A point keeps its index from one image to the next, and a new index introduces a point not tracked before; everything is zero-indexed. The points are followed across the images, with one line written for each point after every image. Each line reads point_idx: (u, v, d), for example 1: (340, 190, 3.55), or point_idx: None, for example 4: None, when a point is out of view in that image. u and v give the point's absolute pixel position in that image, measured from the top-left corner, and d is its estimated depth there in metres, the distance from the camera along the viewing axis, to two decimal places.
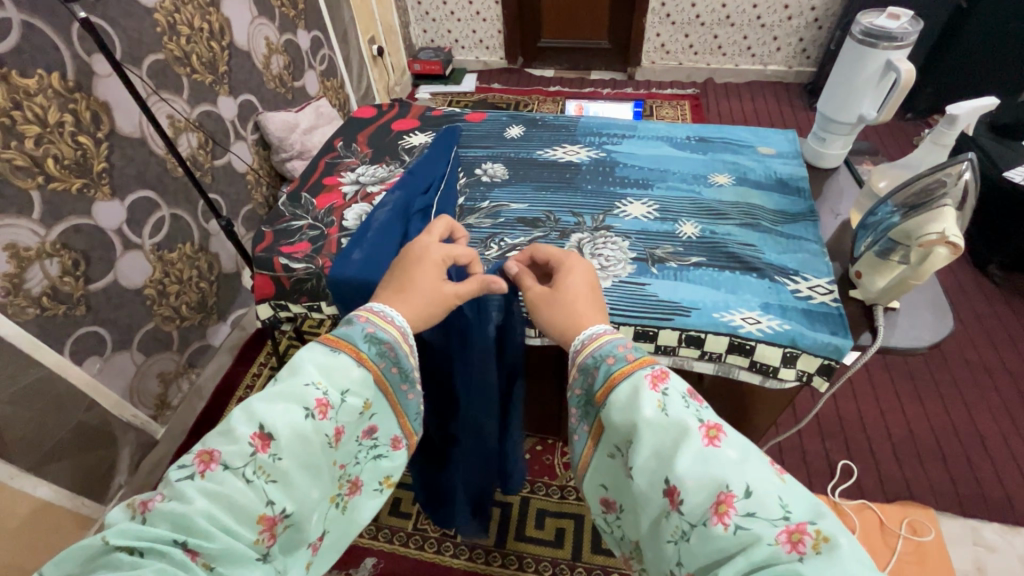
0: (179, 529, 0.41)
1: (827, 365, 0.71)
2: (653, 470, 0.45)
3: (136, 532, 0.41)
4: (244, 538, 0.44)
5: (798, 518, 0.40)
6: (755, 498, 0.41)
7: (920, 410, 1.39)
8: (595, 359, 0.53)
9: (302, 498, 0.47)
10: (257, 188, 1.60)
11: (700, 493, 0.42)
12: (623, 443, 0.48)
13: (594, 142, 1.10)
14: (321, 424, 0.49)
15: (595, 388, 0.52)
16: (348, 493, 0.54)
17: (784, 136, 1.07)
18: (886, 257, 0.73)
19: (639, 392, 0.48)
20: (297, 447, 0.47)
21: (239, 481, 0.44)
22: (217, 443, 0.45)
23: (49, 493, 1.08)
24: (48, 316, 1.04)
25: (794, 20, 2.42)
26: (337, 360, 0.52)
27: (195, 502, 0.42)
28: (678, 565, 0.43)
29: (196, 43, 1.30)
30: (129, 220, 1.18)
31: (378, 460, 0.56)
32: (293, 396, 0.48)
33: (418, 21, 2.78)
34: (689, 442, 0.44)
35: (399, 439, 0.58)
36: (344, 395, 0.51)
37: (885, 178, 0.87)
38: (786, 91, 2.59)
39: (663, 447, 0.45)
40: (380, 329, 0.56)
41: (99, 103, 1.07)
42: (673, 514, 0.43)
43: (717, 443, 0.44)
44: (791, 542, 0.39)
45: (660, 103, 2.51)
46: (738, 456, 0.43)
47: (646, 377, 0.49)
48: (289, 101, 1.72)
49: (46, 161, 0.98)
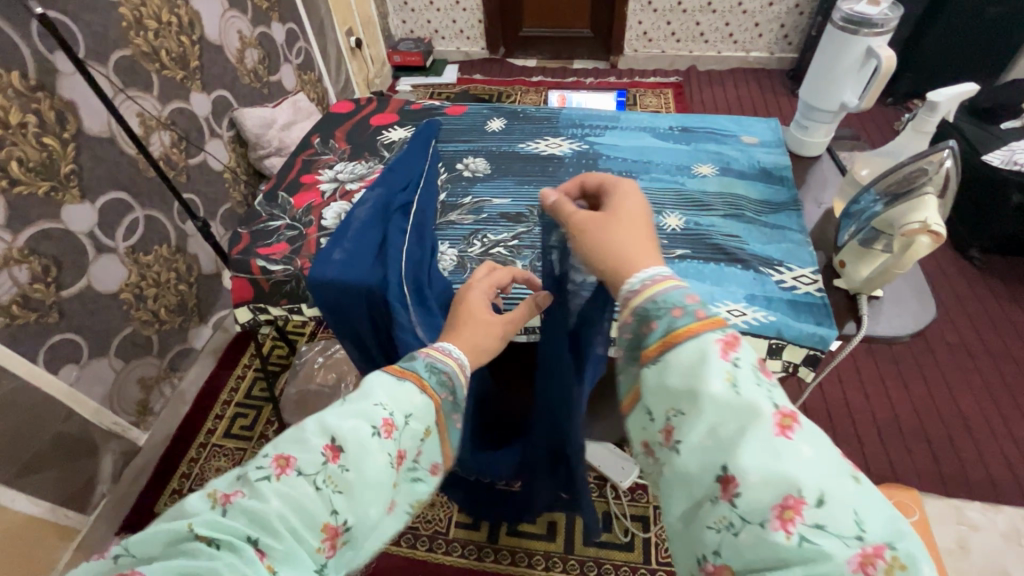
0: (256, 526, 0.37)
1: (812, 355, 0.72)
2: (707, 450, 0.37)
3: (217, 522, 0.37)
4: (307, 545, 0.39)
5: (874, 539, 0.32)
6: (830, 509, 0.32)
7: (905, 393, 1.41)
8: (657, 304, 0.42)
9: (365, 514, 0.43)
10: (235, 186, 1.57)
11: (763, 490, 0.33)
12: (670, 410, 0.40)
13: (576, 134, 1.08)
14: (386, 443, 0.45)
15: (647, 340, 0.42)
16: (385, 523, 0.49)
17: (766, 124, 1.06)
18: (868, 245, 0.73)
19: (705, 359, 0.39)
20: (367, 461, 0.43)
21: (310, 488, 0.40)
22: (293, 448, 0.42)
23: (27, 506, 1.05)
24: (20, 325, 1.00)
25: (775, 6, 2.42)
26: (402, 387, 0.50)
27: (272, 501, 0.39)
28: (713, 553, 0.35)
29: (165, 38, 1.26)
30: (101, 223, 1.14)
31: (417, 490, 0.51)
32: (362, 412, 0.45)
33: (396, 11, 2.72)
34: (758, 428, 0.35)
35: (438, 466, 0.53)
36: (408, 418, 0.48)
37: (867, 166, 0.87)
38: (768, 77, 2.59)
39: (724, 428, 0.36)
40: (437, 360, 0.55)
41: (63, 102, 1.03)
42: (721, 502, 0.35)
43: (792, 435, 0.35)
44: (862, 565, 0.31)
45: (644, 92, 2.50)
46: (816, 455, 0.34)
47: (717, 342, 0.39)
48: (266, 96, 1.68)
49: (10, 163, 0.95)
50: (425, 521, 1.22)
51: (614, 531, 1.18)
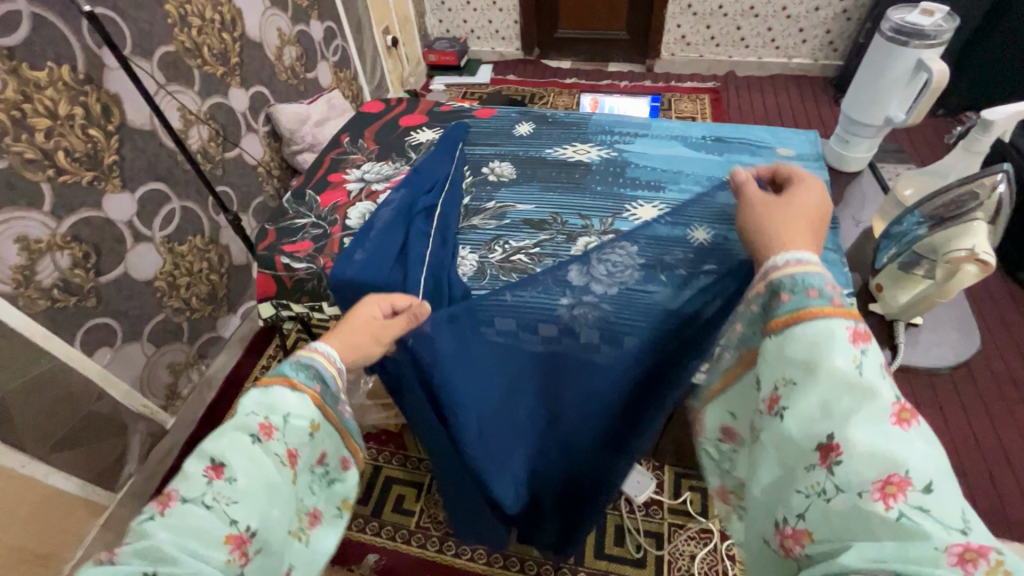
0: (148, 562, 0.38)
1: None
2: (814, 419, 0.39)
3: (104, 572, 0.38)
4: (211, 560, 0.40)
5: (977, 538, 0.33)
6: (933, 498, 0.34)
7: (941, 422, 1.34)
8: (795, 282, 0.44)
9: (265, 515, 0.44)
10: (268, 180, 1.60)
11: (867, 466, 0.36)
12: (780, 379, 0.43)
13: (605, 140, 1.06)
14: (268, 445, 0.46)
15: (776, 313, 0.45)
16: (308, 526, 0.49)
17: (804, 136, 1.02)
18: (910, 270, 0.71)
19: (833, 337, 0.40)
20: (251, 465, 0.44)
21: (198, 509, 0.41)
22: (174, 483, 0.43)
23: (59, 480, 1.10)
24: (60, 308, 1.05)
25: (821, 11, 2.33)
26: (269, 393, 0.49)
27: (158, 534, 0.39)
28: (799, 516, 0.39)
29: (208, 34, 1.29)
30: (140, 213, 1.18)
31: (331, 486, 0.53)
32: (234, 426, 0.46)
33: (433, 11, 2.74)
34: (872, 412, 0.37)
35: (347, 458, 0.54)
36: (287, 418, 0.48)
37: (911, 186, 0.84)
38: (810, 84, 2.51)
39: (837, 404, 0.38)
40: (304, 357, 0.53)
41: (109, 96, 1.07)
42: (817, 469, 0.38)
43: (908, 428, 0.36)
44: (958, 559, 0.32)
45: (679, 97, 2.45)
46: (929, 450, 0.36)
47: (847, 328, 0.41)
48: (302, 93, 1.71)
49: (56, 153, 0.99)
50: (436, 521, 1.23)
51: (627, 546, 1.16)
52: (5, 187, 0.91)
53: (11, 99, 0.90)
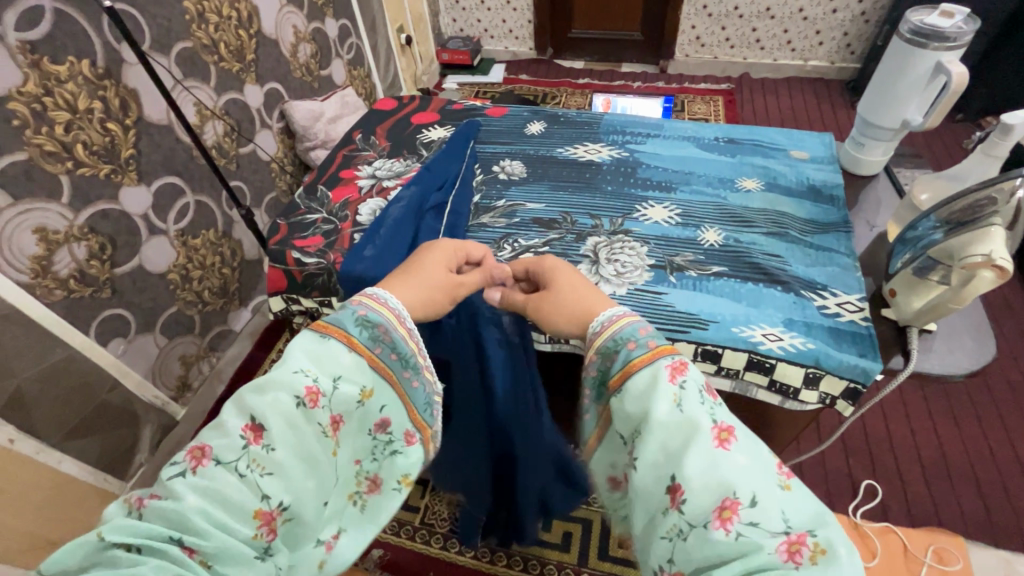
0: (176, 526, 0.39)
1: (853, 389, 0.67)
2: (659, 464, 0.42)
3: (131, 528, 0.39)
4: (240, 533, 0.41)
5: (797, 528, 0.38)
6: (760, 508, 0.38)
7: (955, 431, 1.32)
8: (615, 342, 0.50)
9: (298, 489, 0.44)
10: (281, 176, 1.62)
11: (704, 495, 0.39)
12: (633, 432, 0.46)
13: (617, 140, 1.06)
14: (312, 413, 0.46)
15: (612, 372, 0.49)
16: (366, 492, 0.52)
17: (819, 139, 1.00)
18: (924, 275, 0.68)
19: (655, 382, 0.45)
20: (289, 436, 0.44)
21: (230, 475, 0.42)
22: (210, 438, 0.43)
23: (72, 468, 1.12)
24: (76, 298, 1.06)
25: (839, 13, 2.30)
26: (326, 347, 0.49)
27: (186, 498, 0.40)
28: (668, 561, 0.40)
29: (224, 31, 1.31)
30: (155, 206, 1.20)
31: (393, 458, 0.52)
32: (282, 385, 0.45)
33: (447, 9, 2.74)
34: (698, 442, 0.41)
35: (412, 433, 0.54)
36: (337, 382, 0.48)
37: (927, 191, 0.81)
38: (826, 87, 2.48)
39: (671, 444, 0.42)
40: (371, 311, 0.53)
41: (127, 91, 1.09)
42: (671, 512, 0.41)
43: (728, 447, 0.41)
44: (789, 552, 0.37)
45: (692, 98, 2.43)
46: (750, 463, 0.41)
47: (667, 366, 0.46)
48: (316, 90, 1.73)
49: (75, 146, 1.00)
50: (440, 518, 1.23)
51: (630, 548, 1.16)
52: (25, 178, 0.93)
53: (32, 93, 0.92)
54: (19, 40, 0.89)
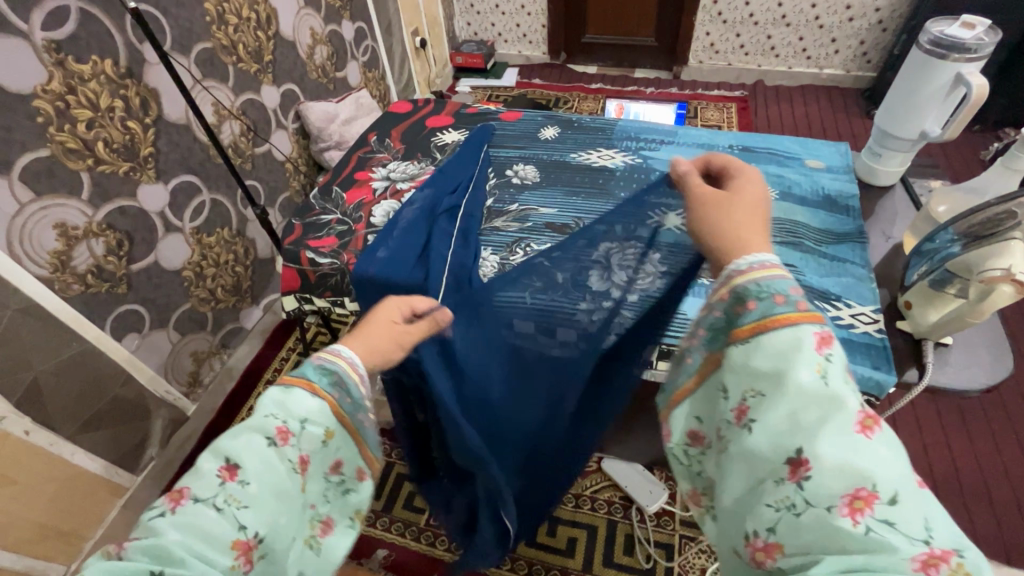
0: (155, 559, 0.38)
1: (865, 401, 0.67)
2: (780, 433, 0.40)
3: (108, 567, 0.38)
4: (218, 565, 0.40)
5: (941, 545, 0.34)
6: (901, 509, 0.35)
7: (968, 448, 1.30)
8: (759, 288, 0.45)
9: (271, 522, 0.44)
10: (295, 176, 1.63)
11: (835, 478, 0.37)
12: (750, 391, 0.43)
13: (631, 146, 1.06)
14: (283, 451, 0.47)
15: (741, 321, 0.46)
16: (320, 533, 0.51)
17: (835, 148, 1.00)
18: (940, 288, 0.68)
19: (796, 347, 0.41)
20: (264, 471, 0.45)
21: (208, 510, 0.42)
22: (186, 481, 0.43)
23: (85, 461, 1.13)
24: (92, 293, 1.08)
25: (855, 22, 2.29)
26: (291, 396, 0.49)
27: (169, 534, 0.40)
28: (769, 529, 0.39)
29: (243, 33, 1.33)
30: (171, 204, 1.22)
31: (346, 496, 0.54)
32: (253, 427, 0.47)
33: (462, 13, 2.76)
34: (839, 423, 0.38)
35: (362, 470, 0.55)
36: (304, 423, 0.49)
37: (945, 202, 0.80)
38: (841, 96, 2.46)
39: (806, 416, 0.39)
40: (329, 361, 0.52)
41: (148, 90, 1.11)
42: (787, 484, 0.39)
43: (871, 436, 0.38)
44: (922, 565, 0.33)
45: (705, 105, 2.42)
46: (893, 459, 0.37)
47: (812, 334, 0.42)
48: (331, 91, 1.75)
49: (96, 144, 1.02)
50: (445, 520, 1.25)
51: (636, 556, 1.15)
52: (46, 175, 0.95)
53: (57, 91, 0.94)
54: (45, 39, 0.92)
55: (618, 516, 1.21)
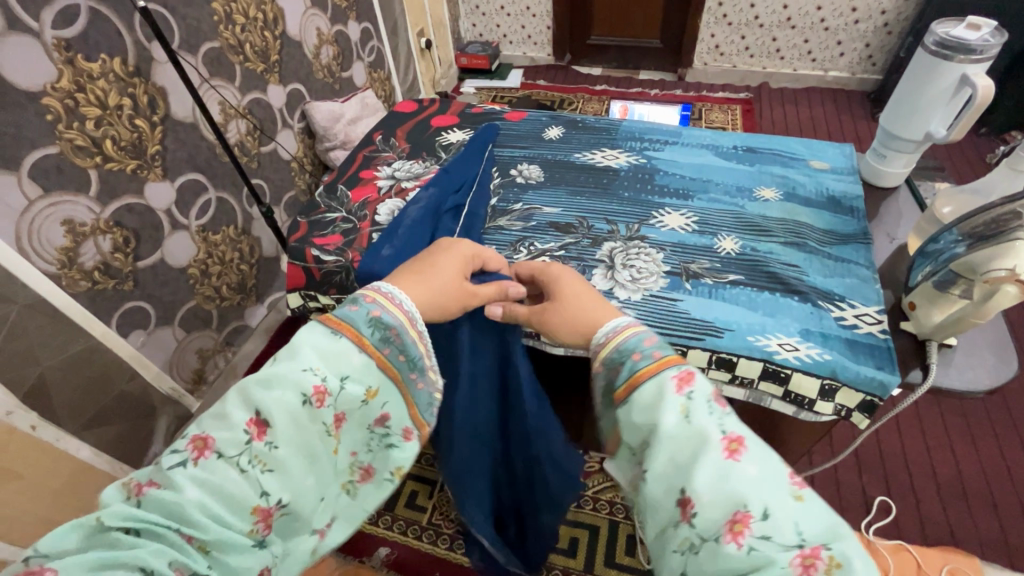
0: (174, 517, 0.40)
1: (869, 402, 0.66)
2: (668, 477, 0.43)
3: (130, 513, 0.40)
4: (237, 528, 0.42)
5: (812, 542, 0.38)
6: (772, 521, 0.38)
7: (972, 450, 1.29)
8: (619, 354, 0.51)
9: (295, 488, 0.46)
10: (301, 175, 1.64)
11: (716, 509, 0.39)
12: (642, 444, 0.46)
13: (635, 147, 1.06)
14: (318, 411, 0.47)
15: (617, 385, 0.50)
16: (359, 479, 0.53)
17: (840, 150, 0.99)
18: (944, 289, 0.67)
19: (662, 394, 0.46)
20: (292, 432, 0.45)
21: (232, 471, 0.43)
22: (212, 430, 0.44)
23: (91, 457, 1.14)
24: (99, 290, 1.09)
25: (861, 24, 2.29)
26: (337, 345, 0.50)
27: (187, 492, 0.41)
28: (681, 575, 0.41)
29: (250, 32, 1.34)
30: (178, 201, 1.23)
31: (390, 451, 0.54)
32: (290, 381, 0.46)
33: (467, 14, 2.78)
34: (708, 454, 0.41)
35: (411, 430, 0.55)
36: (344, 381, 0.49)
37: (950, 204, 0.80)
38: (846, 98, 2.46)
39: (682, 456, 0.43)
40: (384, 312, 0.53)
41: (155, 88, 1.12)
42: (682, 525, 0.41)
43: (738, 458, 0.41)
44: (803, 566, 0.37)
45: (710, 106, 2.42)
46: (761, 473, 0.41)
47: (672, 379, 0.46)
48: (336, 91, 1.76)
49: (104, 141, 1.03)
50: (447, 519, 1.25)
51: (638, 556, 1.15)
52: (54, 171, 0.96)
53: (66, 89, 0.95)
54: (55, 38, 0.93)
55: (620, 516, 1.21)
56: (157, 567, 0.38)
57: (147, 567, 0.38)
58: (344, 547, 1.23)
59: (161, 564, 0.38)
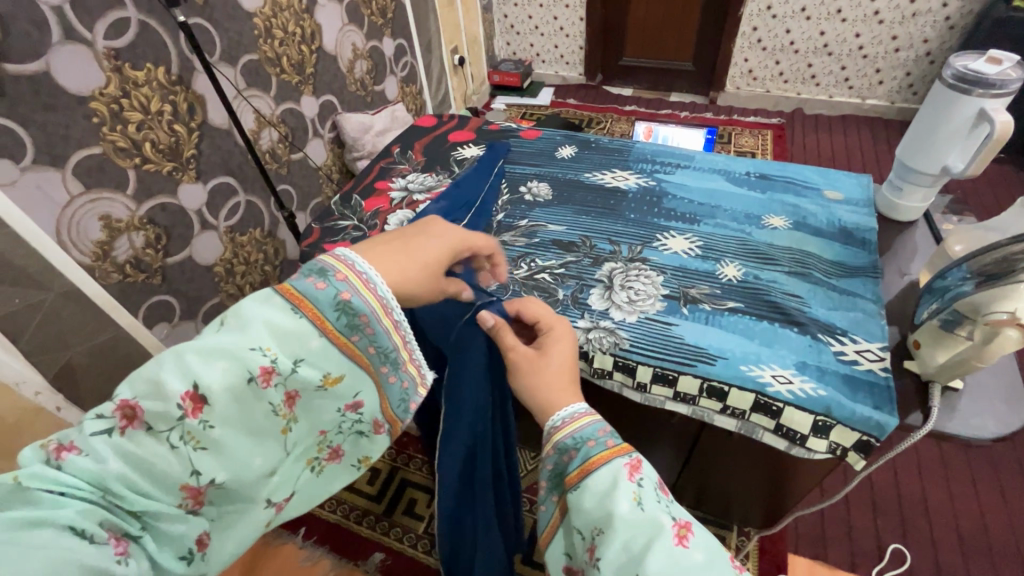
0: (94, 483, 0.43)
1: (865, 441, 0.64)
2: (623, 563, 0.44)
3: (51, 477, 0.42)
4: (164, 501, 0.45)
5: None
6: None
7: (1000, 503, 1.22)
8: (574, 440, 0.54)
9: (233, 466, 0.48)
10: (328, 183, 1.71)
11: None
12: (595, 530, 0.48)
13: (645, 169, 1.06)
14: (263, 392, 0.49)
15: (570, 470, 0.53)
16: (327, 459, 0.58)
17: (857, 180, 0.97)
18: (950, 329, 0.65)
19: (616, 482, 0.49)
20: (231, 415, 0.47)
21: (162, 446, 0.45)
22: (142, 401, 0.45)
23: None
24: (129, 283, 1.14)
25: (901, 53, 2.23)
26: (297, 327, 0.50)
27: (109, 463, 0.43)
28: None
29: (288, 46, 1.41)
30: (208, 203, 1.29)
31: (358, 434, 0.59)
32: (236, 359, 0.47)
33: (503, 33, 2.84)
34: (661, 541, 0.44)
35: (381, 422, 0.60)
36: (297, 364, 0.50)
37: (962, 242, 0.76)
38: (884, 127, 2.39)
39: (634, 543, 0.44)
40: (353, 296, 0.53)
41: (195, 96, 1.19)
42: None
43: (687, 543, 0.44)
44: None
45: (740, 130, 2.40)
46: (708, 560, 0.43)
47: (624, 466, 0.50)
48: (368, 104, 1.83)
49: (144, 144, 1.10)
50: (442, 530, 1.26)
51: None
52: (97, 170, 1.03)
53: (112, 94, 1.02)
54: (106, 48, 1.00)
55: None
56: (83, 524, 0.41)
57: (75, 526, 0.41)
58: (341, 549, 1.24)
59: (89, 523, 0.41)
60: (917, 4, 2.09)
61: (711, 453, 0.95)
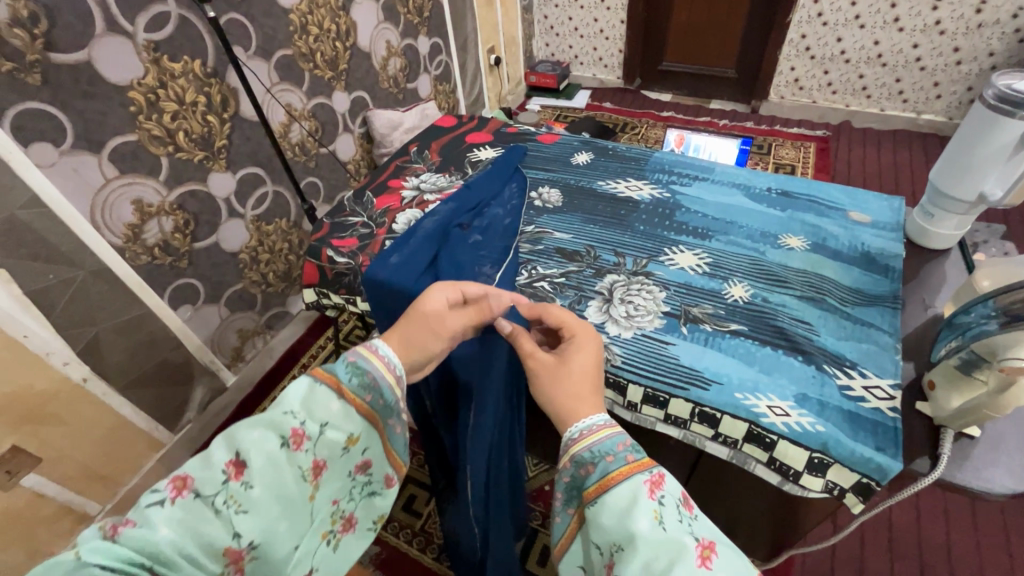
0: (146, 556, 0.44)
1: (864, 484, 0.60)
2: None
3: (107, 551, 0.43)
4: (209, 569, 0.47)
5: None
6: None
7: None
8: (592, 453, 0.53)
9: (268, 530, 0.50)
10: (355, 177, 1.74)
11: None
12: (613, 546, 0.47)
13: (661, 179, 1.03)
14: (295, 454, 0.53)
15: (589, 484, 0.52)
16: (342, 529, 0.60)
17: (888, 203, 0.91)
18: (969, 372, 0.60)
19: (636, 500, 0.47)
20: (267, 475, 0.50)
21: (207, 510, 0.48)
22: (192, 470, 0.49)
23: (131, 413, 1.25)
24: (157, 265, 1.20)
25: (963, 66, 2.10)
26: (318, 392, 0.56)
27: (161, 530, 0.45)
28: None
29: (323, 42, 1.44)
30: (236, 192, 1.34)
31: (371, 497, 0.62)
32: (271, 424, 0.53)
33: (542, 34, 2.83)
34: (685, 561, 0.42)
35: (390, 476, 0.63)
36: (324, 427, 0.55)
37: (989, 277, 0.70)
38: (939, 144, 2.24)
39: (656, 563, 0.42)
40: (363, 360, 0.59)
41: (228, 89, 1.23)
42: None
43: (711, 565, 0.42)
44: None
45: (781, 142, 2.30)
46: None
47: (645, 483, 0.48)
48: (399, 101, 1.85)
49: (177, 133, 1.15)
50: (438, 528, 1.26)
51: None
52: (132, 156, 1.08)
53: (149, 85, 1.07)
54: (146, 40, 1.04)
55: None
56: None
57: None
58: None
59: None
60: (984, 14, 1.96)
61: (710, 478, 0.91)
